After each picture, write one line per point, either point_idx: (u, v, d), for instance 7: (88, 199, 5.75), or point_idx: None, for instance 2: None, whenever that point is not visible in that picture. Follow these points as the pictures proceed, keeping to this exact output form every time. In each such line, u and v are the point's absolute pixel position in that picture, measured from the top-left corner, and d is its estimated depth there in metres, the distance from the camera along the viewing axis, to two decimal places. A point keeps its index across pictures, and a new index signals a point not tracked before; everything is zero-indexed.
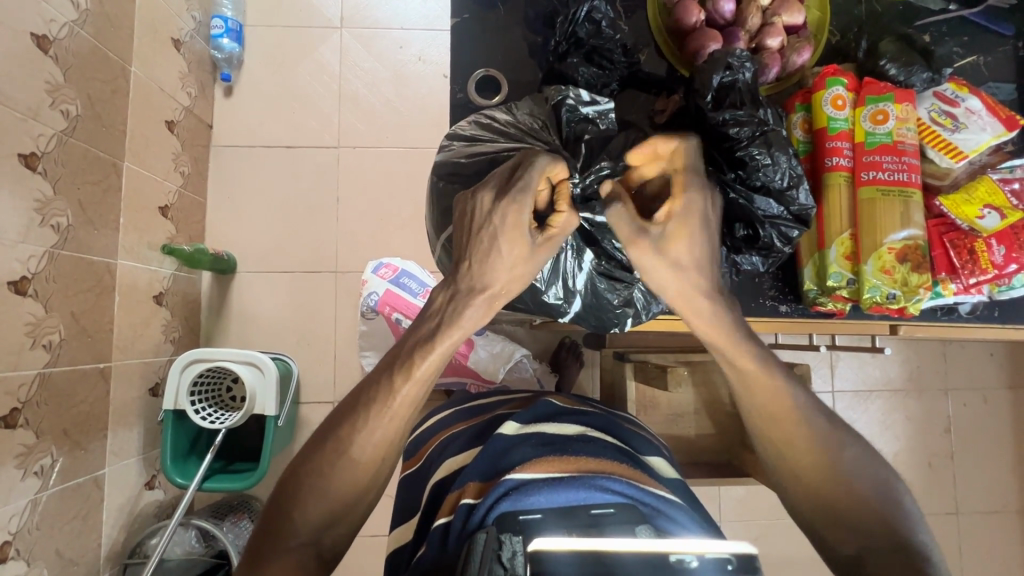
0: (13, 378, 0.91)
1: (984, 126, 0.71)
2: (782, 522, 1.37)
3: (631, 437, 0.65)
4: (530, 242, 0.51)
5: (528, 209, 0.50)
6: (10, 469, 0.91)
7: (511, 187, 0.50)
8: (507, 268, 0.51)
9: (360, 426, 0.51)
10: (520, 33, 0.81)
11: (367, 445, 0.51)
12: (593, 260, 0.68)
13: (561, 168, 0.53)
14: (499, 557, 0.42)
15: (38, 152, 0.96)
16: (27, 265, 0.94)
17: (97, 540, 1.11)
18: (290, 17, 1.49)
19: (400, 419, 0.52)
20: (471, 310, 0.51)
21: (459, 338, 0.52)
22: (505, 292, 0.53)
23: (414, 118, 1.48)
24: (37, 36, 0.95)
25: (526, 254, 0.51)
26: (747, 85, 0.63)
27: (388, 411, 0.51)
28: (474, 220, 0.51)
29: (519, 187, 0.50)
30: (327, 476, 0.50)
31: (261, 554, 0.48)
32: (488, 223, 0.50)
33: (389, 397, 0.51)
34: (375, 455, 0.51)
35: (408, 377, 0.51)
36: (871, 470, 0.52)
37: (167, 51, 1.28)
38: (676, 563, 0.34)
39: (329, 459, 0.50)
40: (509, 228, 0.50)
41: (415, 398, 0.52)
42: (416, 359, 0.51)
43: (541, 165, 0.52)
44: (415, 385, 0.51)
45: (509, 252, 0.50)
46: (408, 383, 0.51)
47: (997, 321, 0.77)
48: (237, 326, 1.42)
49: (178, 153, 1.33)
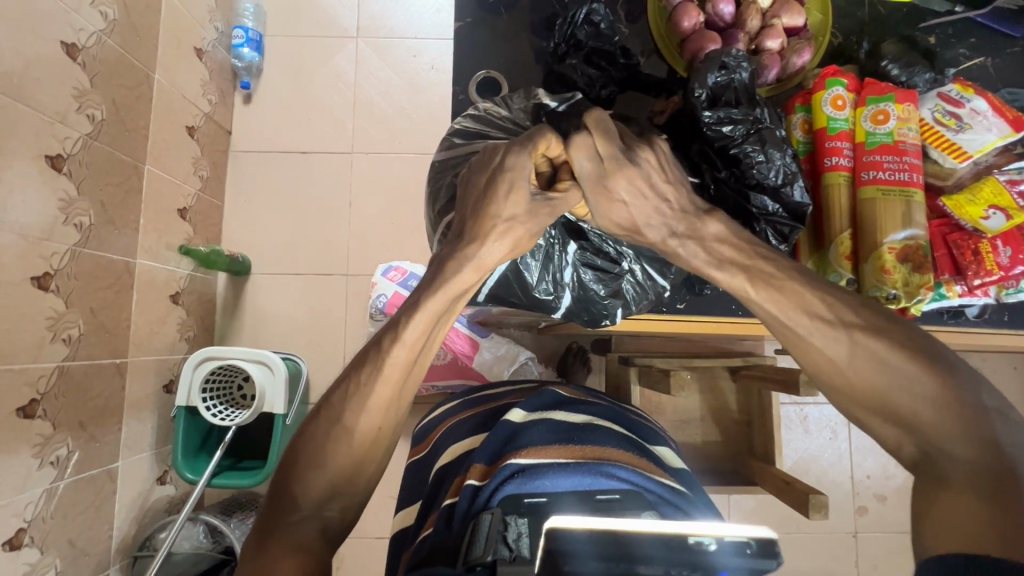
0: (34, 370, 0.95)
1: (990, 126, 0.70)
2: (795, 535, 1.34)
3: (639, 427, 0.64)
4: (528, 196, 0.52)
5: (529, 165, 0.52)
6: (28, 458, 0.94)
7: (520, 142, 0.53)
8: (503, 219, 0.53)
9: (343, 395, 0.52)
10: (524, 39, 0.83)
11: (361, 413, 0.52)
12: (577, 251, 0.69)
13: (551, 142, 0.53)
14: (505, 538, 0.43)
15: (64, 153, 1.00)
16: (50, 261, 0.98)
17: (109, 532, 1.14)
18: (309, 27, 1.53)
19: (393, 383, 0.52)
20: (462, 272, 0.52)
21: (447, 302, 0.53)
22: (491, 253, 0.53)
23: (426, 124, 1.51)
24: (68, 44, 1.00)
25: (521, 208, 0.52)
26: (743, 86, 0.65)
27: (381, 372, 0.52)
28: (483, 163, 0.55)
29: (528, 140, 0.53)
30: (324, 448, 0.51)
31: (262, 534, 0.49)
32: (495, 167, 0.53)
33: (380, 359, 0.52)
34: (370, 428, 0.52)
35: (398, 340, 0.52)
36: None
37: (189, 60, 1.33)
38: (694, 546, 0.34)
39: (324, 432, 0.52)
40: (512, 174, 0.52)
41: (407, 363, 0.53)
42: (403, 323, 0.53)
43: (543, 133, 0.53)
44: (405, 349, 0.52)
45: (507, 201, 0.52)
46: (399, 345, 0.52)
47: (1007, 326, 0.75)
48: (250, 325, 1.45)
49: (198, 157, 1.37)
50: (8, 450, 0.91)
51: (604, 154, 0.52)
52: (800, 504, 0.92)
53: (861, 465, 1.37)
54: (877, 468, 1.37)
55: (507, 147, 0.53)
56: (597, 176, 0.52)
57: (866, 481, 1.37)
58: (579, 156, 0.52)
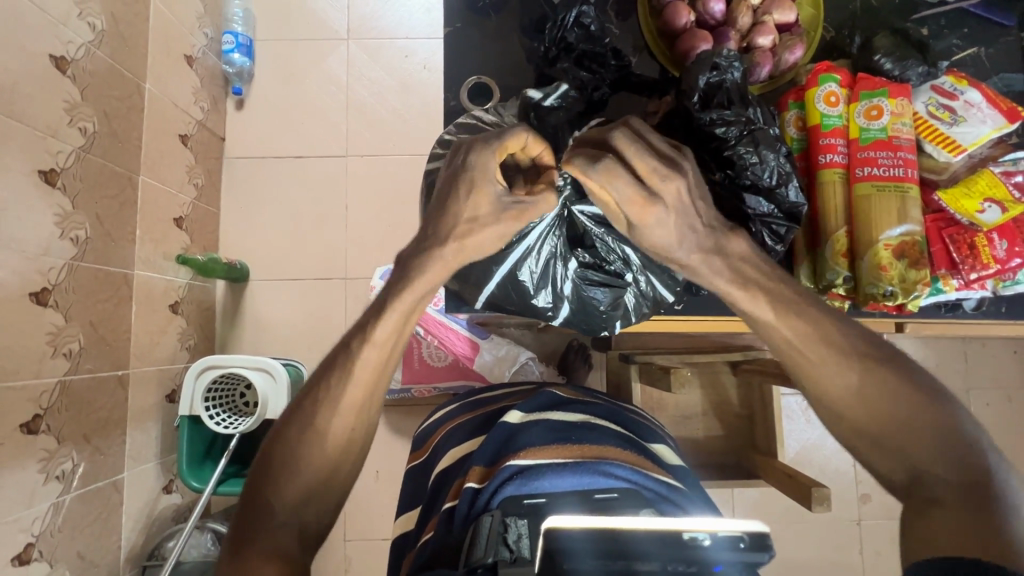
0: (36, 386, 0.95)
1: (984, 119, 0.70)
2: (799, 525, 1.35)
3: (635, 425, 0.65)
4: (493, 196, 0.51)
5: (494, 164, 0.50)
6: (34, 473, 0.95)
7: (487, 138, 0.51)
8: (465, 221, 0.51)
9: (341, 407, 0.53)
10: (513, 40, 0.82)
11: (328, 412, 0.53)
12: (578, 267, 0.69)
13: (517, 138, 0.50)
14: (505, 540, 0.42)
15: (57, 168, 1.00)
16: (49, 276, 0.98)
17: (117, 543, 1.15)
18: (299, 30, 1.52)
19: (364, 385, 0.53)
20: (427, 263, 0.52)
21: (417, 299, 0.53)
22: (458, 253, 0.52)
23: (420, 125, 1.50)
24: (56, 57, 1.00)
25: (486, 210, 0.51)
26: (735, 85, 0.64)
27: (353, 373, 0.53)
28: (449, 169, 0.53)
29: (494, 138, 0.50)
30: (297, 450, 0.52)
31: (238, 540, 0.48)
32: (460, 168, 0.50)
33: (351, 360, 0.53)
34: (342, 429, 0.53)
35: (369, 340, 0.53)
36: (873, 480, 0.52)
37: (180, 68, 1.33)
38: (689, 541, 0.34)
39: (295, 436, 0.53)
40: (479, 171, 0.49)
41: (378, 362, 0.54)
42: (373, 322, 0.53)
43: (519, 133, 0.51)
44: (376, 350, 0.53)
45: (469, 203, 0.50)
46: (368, 346, 0.53)
47: (1005, 317, 0.76)
48: (250, 332, 1.46)
49: (192, 165, 1.37)
50: (14, 466, 0.91)
51: (642, 172, 0.47)
52: (803, 498, 0.92)
53: None
54: None
55: (470, 145, 0.51)
56: (640, 196, 0.47)
57: None
58: (612, 183, 0.47)
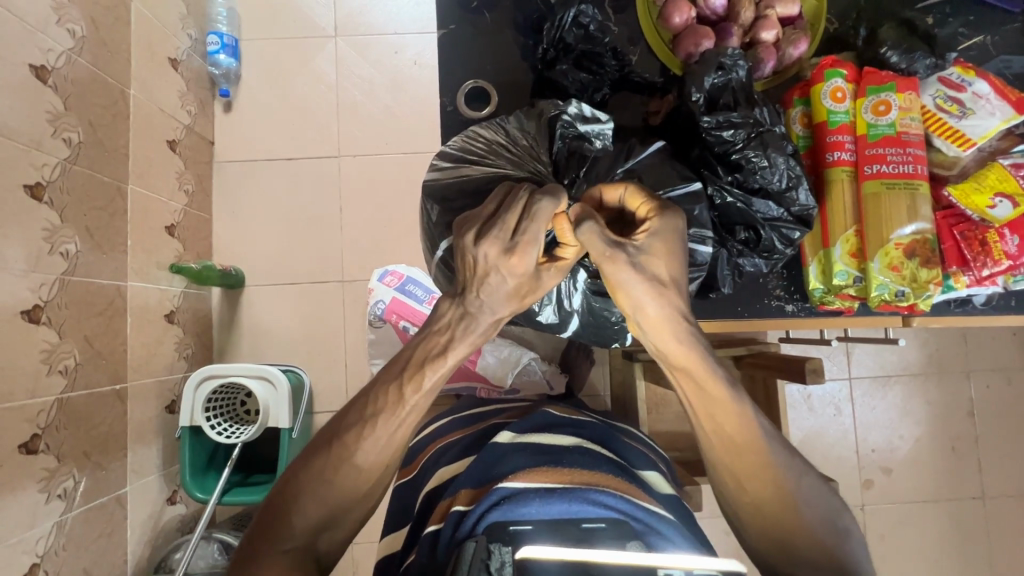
0: (32, 405, 0.93)
1: (993, 111, 0.69)
2: None
3: (628, 452, 0.63)
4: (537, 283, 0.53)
5: (535, 257, 0.51)
6: (35, 493, 0.93)
7: (524, 235, 0.50)
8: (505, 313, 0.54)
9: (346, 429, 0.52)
10: (507, 39, 0.80)
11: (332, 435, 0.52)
12: (587, 279, 0.69)
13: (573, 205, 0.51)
14: (488, 568, 0.44)
15: (43, 181, 0.97)
16: (39, 293, 0.96)
17: (123, 557, 1.14)
18: (285, 28, 1.49)
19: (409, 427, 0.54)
20: (475, 333, 0.54)
21: (467, 349, 0.54)
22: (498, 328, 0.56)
23: (412, 123, 1.48)
24: (36, 66, 0.96)
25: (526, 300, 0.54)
26: (741, 85, 0.65)
27: (397, 416, 0.53)
28: (465, 260, 0.52)
29: (533, 239, 0.50)
30: (330, 481, 0.52)
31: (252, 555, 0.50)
32: (495, 271, 0.51)
33: (398, 405, 0.53)
34: (366, 460, 0.53)
35: (416, 387, 0.53)
36: (821, 507, 0.55)
37: (165, 71, 1.29)
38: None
39: (328, 463, 0.52)
40: (525, 240, 0.50)
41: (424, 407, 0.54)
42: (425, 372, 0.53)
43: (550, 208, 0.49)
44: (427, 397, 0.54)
45: (510, 298, 0.53)
46: (418, 393, 0.53)
47: (1013, 311, 0.76)
48: (248, 340, 1.44)
49: (182, 170, 1.34)
50: (15, 488, 0.90)
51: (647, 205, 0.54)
52: None
53: (866, 439, 1.38)
54: (882, 442, 1.39)
55: (502, 246, 0.50)
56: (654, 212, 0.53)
57: (871, 454, 1.38)
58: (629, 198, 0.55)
